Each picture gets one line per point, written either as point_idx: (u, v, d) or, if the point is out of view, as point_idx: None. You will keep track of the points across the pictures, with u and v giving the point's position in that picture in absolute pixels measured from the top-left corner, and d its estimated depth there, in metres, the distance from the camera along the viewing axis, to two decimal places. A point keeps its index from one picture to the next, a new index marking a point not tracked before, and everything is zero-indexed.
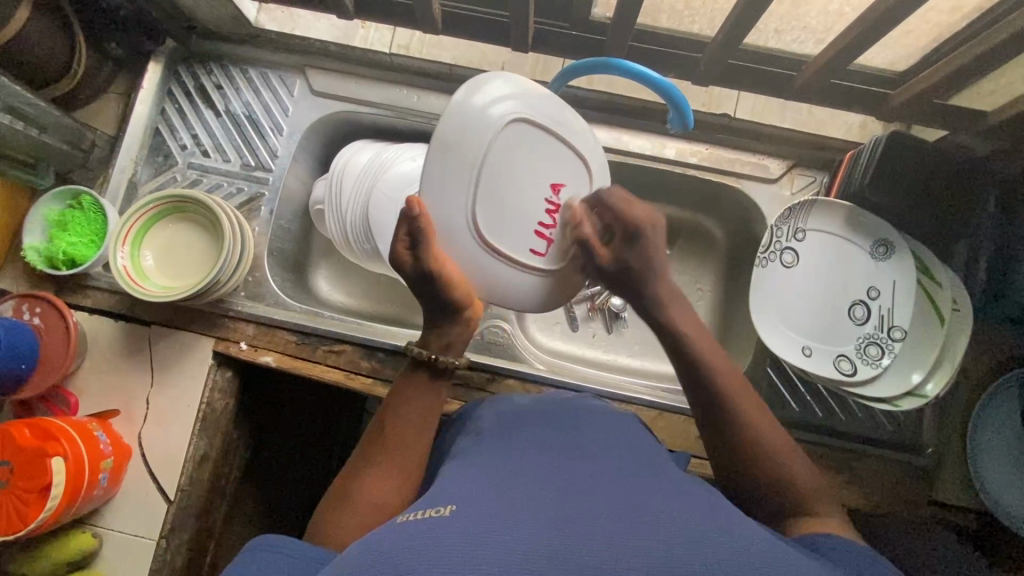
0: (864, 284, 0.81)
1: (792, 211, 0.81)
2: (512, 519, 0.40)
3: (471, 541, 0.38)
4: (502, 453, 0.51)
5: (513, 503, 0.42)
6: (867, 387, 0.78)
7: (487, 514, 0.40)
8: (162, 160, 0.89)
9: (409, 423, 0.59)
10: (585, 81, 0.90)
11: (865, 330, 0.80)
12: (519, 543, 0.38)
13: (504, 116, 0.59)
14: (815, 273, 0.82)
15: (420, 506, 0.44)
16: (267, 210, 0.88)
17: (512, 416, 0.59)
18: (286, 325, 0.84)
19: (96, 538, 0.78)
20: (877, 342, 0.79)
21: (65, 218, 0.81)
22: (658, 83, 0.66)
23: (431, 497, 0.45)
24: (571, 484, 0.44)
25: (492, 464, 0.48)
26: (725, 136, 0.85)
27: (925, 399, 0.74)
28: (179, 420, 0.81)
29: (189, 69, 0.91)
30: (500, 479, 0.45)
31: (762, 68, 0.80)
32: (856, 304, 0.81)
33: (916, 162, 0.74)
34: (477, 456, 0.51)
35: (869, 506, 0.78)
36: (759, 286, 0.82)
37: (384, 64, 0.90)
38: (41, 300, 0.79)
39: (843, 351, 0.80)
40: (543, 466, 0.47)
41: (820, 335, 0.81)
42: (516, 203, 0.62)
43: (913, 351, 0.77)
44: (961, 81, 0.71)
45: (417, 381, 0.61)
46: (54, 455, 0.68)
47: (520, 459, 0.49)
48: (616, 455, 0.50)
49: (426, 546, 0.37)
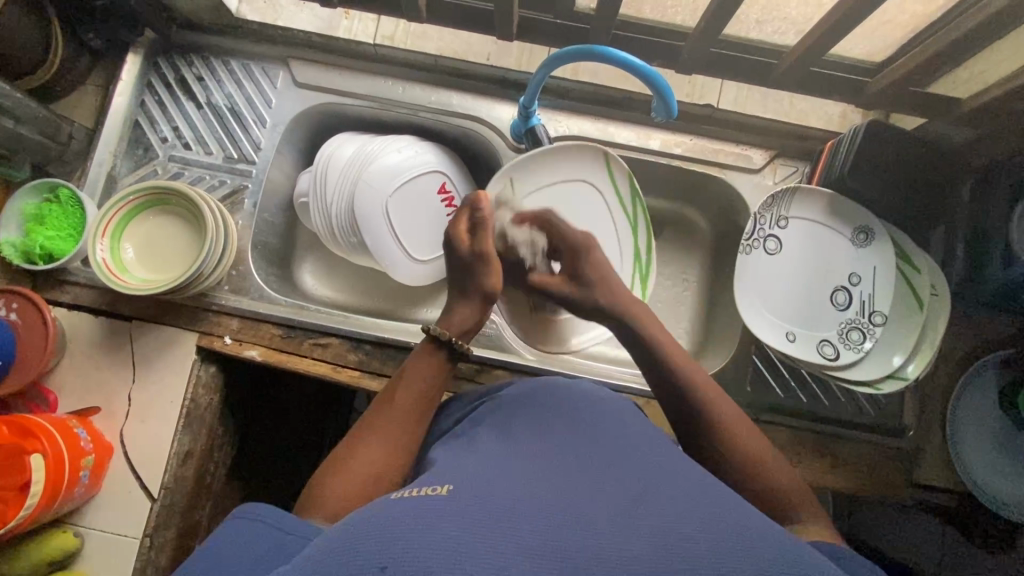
0: (847, 271, 0.82)
1: (776, 200, 0.82)
2: (502, 499, 0.39)
3: (464, 515, 0.37)
4: (496, 438, 0.50)
5: (506, 483, 0.41)
6: (849, 370, 0.80)
7: (479, 492, 0.40)
8: (142, 153, 0.88)
9: (410, 400, 0.61)
10: (571, 71, 0.91)
11: (848, 315, 0.82)
12: (513, 520, 0.37)
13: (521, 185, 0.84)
14: (798, 260, 0.84)
15: (415, 484, 0.43)
16: (250, 203, 0.87)
17: (504, 403, 0.58)
18: (271, 319, 0.83)
19: (77, 537, 0.76)
20: (859, 327, 0.81)
21: (42, 211, 0.80)
22: (643, 70, 0.66)
23: (423, 479, 0.44)
24: (564, 469, 0.44)
25: (492, 448, 0.48)
26: (708, 127, 0.86)
27: (906, 381, 0.77)
28: (163, 416, 0.80)
29: (169, 60, 0.90)
30: (492, 462, 0.45)
31: (746, 57, 0.81)
32: (838, 290, 0.82)
33: (895, 150, 0.75)
34: (476, 442, 0.50)
35: (851, 489, 0.79)
36: (744, 274, 0.82)
37: (367, 55, 0.89)
38: (17, 295, 0.78)
39: (826, 336, 0.81)
40: (537, 450, 0.46)
41: (805, 321, 0.82)
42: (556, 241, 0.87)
43: (893, 334, 0.79)
44: (937, 67, 0.72)
45: (431, 360, 0.64)
46: (32, 452, 0.67)
47: (520, 443, 0.48)
48: (611, 435, 0.50)
49: (420, 522, 0.36)
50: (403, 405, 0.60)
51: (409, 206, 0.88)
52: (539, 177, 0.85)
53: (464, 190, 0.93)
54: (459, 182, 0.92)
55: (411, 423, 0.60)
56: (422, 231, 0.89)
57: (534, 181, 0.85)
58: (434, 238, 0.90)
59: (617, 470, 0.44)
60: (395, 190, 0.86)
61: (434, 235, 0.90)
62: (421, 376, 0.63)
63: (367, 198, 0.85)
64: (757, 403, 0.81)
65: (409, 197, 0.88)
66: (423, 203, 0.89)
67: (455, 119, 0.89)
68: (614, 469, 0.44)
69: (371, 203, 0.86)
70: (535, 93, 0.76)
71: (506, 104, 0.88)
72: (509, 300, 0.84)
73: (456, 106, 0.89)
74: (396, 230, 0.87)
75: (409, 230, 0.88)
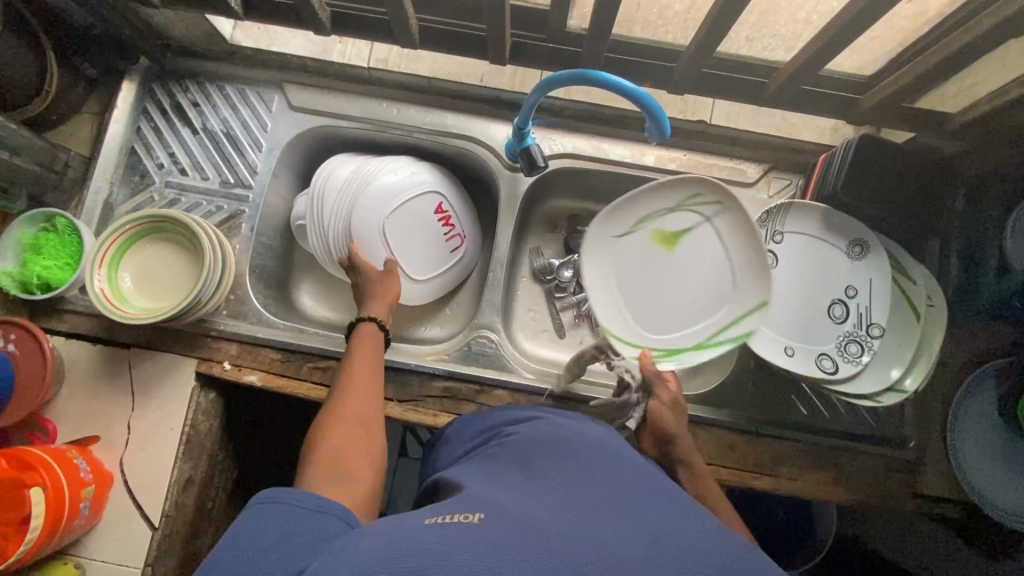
0: (842, 284, 0.82)
1: (770, 214, 0.83)
2: (539, 525, 0.40)
3: (508, 541, 0.38)
4: (520, 470, 0.51)
5: (540, 509, 0.42)
6: (848, 382, 0.79)
7: (517, 519, 0.41)
8: (139, 180, 0.88)
9: (363, 378, 0.67)
10: (564, 91, 0.92)
11: (845, 328, 0.80)
12: (555, 544, 0.38)
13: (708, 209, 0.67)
14: (793, 273, 0.83)
15: (448, 509, 0.44)
16: (247, 227, 0.87)
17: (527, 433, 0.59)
18: (270, 343, 0.83)
19: (78, 568, 0.76)
20: (857, 340, 0.79)
21: (39, 241, 0.80)
22: (634, 93, 0.66)
23: (455, 503, 0.45)
24: (591, 495, 0.45)
25: (522, 480, 0.49)
26: (701, 142, 0.87)
27: (905, 394, 0.77)
28: (163, 444, 0.79)
29: (165, 86, 0.90)
30: (521, 492, 0.46)
31: (737, 73, 0.82)
32: (834, 303, 0.81)
33: (884, 164, 0.76)
34: (499, 477, 0.51)
35: (855, 501, 0.80)
36: None
37: (362, 78, 0.90)
38: (15, 326, 0.78)
39: (824, 350, 0.80)
40: (561, 479, 0.48)
41: (801, 335, 0.81)
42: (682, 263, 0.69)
43: (890, 347, 0.79)
44: (926, 84, 0.73)
45: (365, 340, 0.72)
46: (32, 485, 0.67)
47: (542, 476, 0.49)
48: (631, 467, 0.52)
49: (464, 549, 0.37)
50: (362, 381, 0.67)
51: (406, 225, 0.88)
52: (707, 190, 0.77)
53: (461, 208, 0.92)
54: (457, 202, 0.92)
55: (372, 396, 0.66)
56: (419, 250, 0.89)
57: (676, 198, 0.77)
58: (432, 257, 0.90)
59: (639, 497, 0.46)
60: (391, 211, 0.87)
61: (431, 253, 0.90)
62: (363, 357, 0.70)
63: (363, 221, 0.85)
64: (758, 417, 0.82)
65: (406, 216, 0.88)
66: (419, 222, 0.89)
67: (451, 139, 0.89)
68: (634, 495, 0.46)
69: (366, 227, 0.86)
70: (530, 113, 0.76)
71: (501, 124, 0.89)
72: (628, 245, 0.69)
73: (450, 126, 0.89)
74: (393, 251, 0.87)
75: (406, 250, 0.88)
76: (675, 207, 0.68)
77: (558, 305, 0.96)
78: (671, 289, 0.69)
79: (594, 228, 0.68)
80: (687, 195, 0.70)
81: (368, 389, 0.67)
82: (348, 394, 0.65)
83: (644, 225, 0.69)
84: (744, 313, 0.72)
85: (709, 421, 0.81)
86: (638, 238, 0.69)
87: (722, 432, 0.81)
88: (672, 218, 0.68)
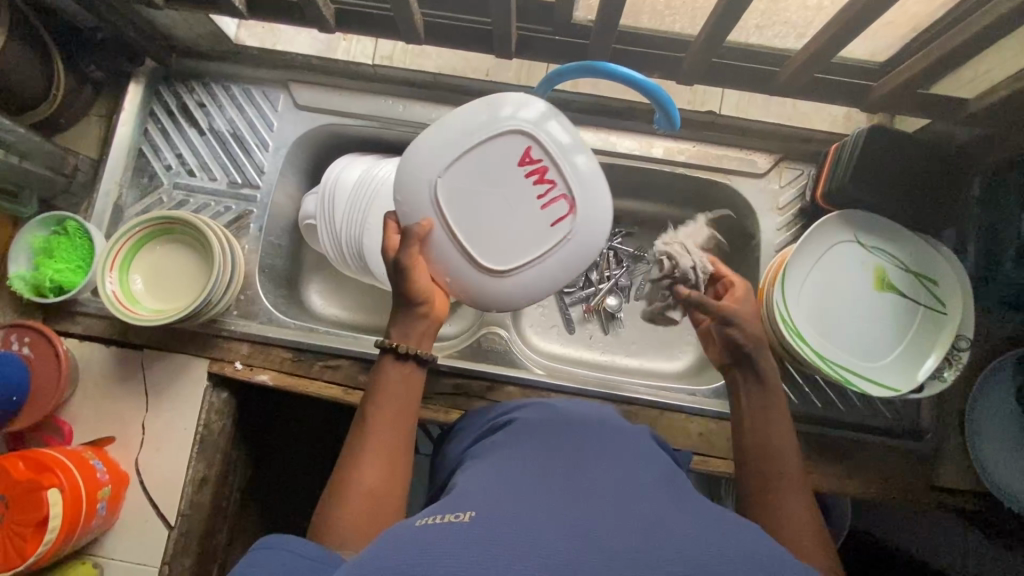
0: (890, 295, 0.80)
1: (827, 221, 0.78)
2: (531, 524, 0.40)
3: (501, 544, 0.38)
4: (515, 460, 0.52)
5: (533, 508, 0.42)
6: (883, 375, 0.78)
7: (508, 517, 0.41)
8: (148, 182, 0.88)
9: (393, 417, 0.61)
10: (571, 85, 0.91)
11: (884, 329, 0.79)
12: (548, 544, 0.38)
13: (909, 271, 0.79)
14: (845, 282, 0.80)
15: (439, 510, 0.44)
16: (256, 227, 0.87)
17: (521, 426, 0.60)
18: (280, 342, 0.83)
19: (96, 567, 0.77)
20: (892, 336, 0.79)
21: (50, 244, 0.80)
22: (644, 84, 0.65)
23: (447, 503, 0.45)
24: (584, 489, 0.45)
25: (517, 472, 0.49)
26: (711, 133, 0.86)
27: (946, 383, 0.75)
28: (177, 444, 0.80)
29: (171, 88, 0.90)
30: (514, 485, 0.46)
31: (745, 64, 0.81)
32: (879, 313, 0.80)
33: (896, 153, 0.75)
34: (495, 465, 0.51)
35: (871, 494, 0.79)
36: (794, 294, 0.78)
37: (367, 75, 0.89)
38: (29, 329, 0.79)
39: (864, 354, 0.79)
40: (554, 473, 0.48)
41: (846, 342, 0.79)
42: (845, 298, 0.80)
43: (922, 339, 0.78)
44: (940, 71, 0.71)
45: (398, 371, 0.63)
46: (49, 487, 0.67)
47: (541, 469, 0.49)
48: (626, 457, 0.52)
49: (456, 550, 0.38)
50: (391, 413, 0.61)
51: (477, 195, 0.65)
52: (904, 244, 0.79)
53: (570, 164, 0.64)
54: (565, 161, 0.64)
55: (404, 434, 0.61)
56: (507, 224, 0.65)
57: (901, 254, 0.80)
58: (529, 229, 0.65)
59: (636, 488, 0.46)
60: (444, 167, 0.64)
61: (526, 227, 0.65)
62: (393, 392, 0.62)
63: (421, 201, 0.65)
64: None
65: (477, 183, 0.64)
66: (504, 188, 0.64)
67: None
68: (629, 487, 0.46)
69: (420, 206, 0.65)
70: None
71: None
72: (845, 263, 0.80)
73: None
74: (460, 236, 0.65)
75: (485, 233, 0.65)
76: (903, 260, 0.79)
77: (568, 299, 0.95)
78: (843, 309, 0.80)
79: (835, 230, 0.79)
80: (893, 244, 0.80)
81: (401, 424, 0.61)
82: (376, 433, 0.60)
83: (873, 264, 0.80)
84: (884, 350, 0.79)
85: (722, 415, 0.81)
86: (866, 275, 0.80)
87: (735, 425, 0.81)
88: (866, 254, 0.80)
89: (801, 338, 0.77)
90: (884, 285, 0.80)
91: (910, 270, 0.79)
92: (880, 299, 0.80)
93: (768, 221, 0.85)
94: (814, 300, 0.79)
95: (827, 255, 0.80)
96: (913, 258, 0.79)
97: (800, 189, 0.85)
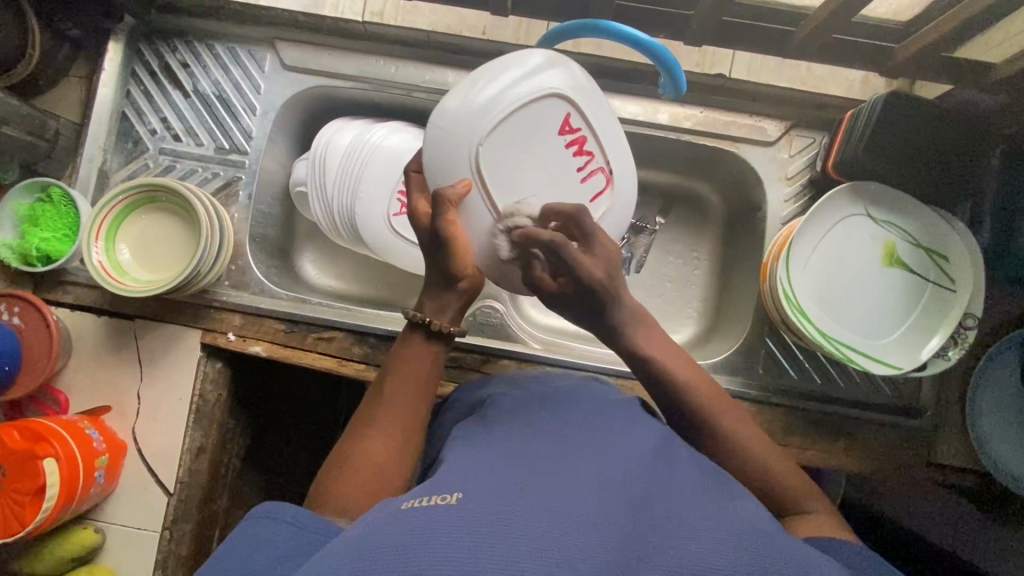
0: (895, 270, 0.77)
1: (837, 192, 0.75)
2: (521, 507, 0.38)
3: (491, 528, 0.36)
4: (505, 438, 0.49)
5: (525, 490, 0.40)
6: (885, 354, 0.76)
7: (497, 500, 0.39)
8: (132, 147, 0.85)
9: (405, 393, 0.56)
10: (572, 44, 0.86)
11: (887, 306, 0.77)
12: (539, 529, 0.36)
13: (917, 243, 0.76)
14: (850, 257, 0.77)
15: (427, 490, 0.42)
16: (245, 195, 0.85)
17: (510, 402, 0.58)
18: (272, 314, 0.82)
19: (98, 532, 0.78)
20: (895, 314, 0.77)
21: (35, 212, 0.78)
22: (648, 44, 0.61)
23: (435, 483, 0.43)
24: (577, 470, 0.43)
25: (506, 450, 0.47)
26: (720, 98, 0.81)
27: (948, 363, 0.73)
28: (172, 414, 0.80)
29: (152, 46, 0.86)
30: (504, 465, 0.44)
31: (759, 24, 0.76)
32: (882, 288, 0.77)
33: (916, 121, 0.71)
34: (484, 443, 0.49)
35: (865, 469, 0.79)
36: (796, 270, 0.76)
37: (359, 33, 0.84)
38: (18, 298, 0.77)
39: (864, 332, 0.77)
40: (546, 451, 0.46)
41: (849, 319, 0.77)
42: (848, 273, 0.77)
43: (927, 317, 0.76)
44: (967, 34, 0.67)
45: (416, 345, 0.58)
46: (45, 456, 0.68)
47: (534, 447, 0.47)
48: (620, 432, 0.50)
49: (444, 534, 0.35)
50: (403, 390, 0.56)
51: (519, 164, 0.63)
52: (915, 215, 0.76)
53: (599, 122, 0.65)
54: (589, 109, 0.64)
55: (417, 412, 0.56)
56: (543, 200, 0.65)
57: (911, 224, 0.76)
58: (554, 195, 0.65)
59: (631, 468, 0.44)
60: (486, 134, 0.60)
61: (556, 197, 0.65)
62: (407, 366, 0.57)
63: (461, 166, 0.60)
64: (770, 386, 0.80)
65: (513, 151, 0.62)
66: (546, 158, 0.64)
67: None
68: (623, 466, 0.44)
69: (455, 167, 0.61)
70: None
71: None
72: (852, 238, 0.77)
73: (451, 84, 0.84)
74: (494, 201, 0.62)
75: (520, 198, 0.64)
76: (913, 233, 0.76)
77: None
78: (847, 286, 0.77)
79: (842, 202, 0.76)
80: (902, 222, 0.77)
81: (414, 401, 0.56)
82: (388, 408, 0.55)
83: (881, 238, 0.77)
84: (884, 328, 0.77)
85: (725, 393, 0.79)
86: (874, 251, 0.77)
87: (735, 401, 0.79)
88: (874, 232, 0.77)
89: (802, 314, 0.74)
90: (891, 261, 0.77)
91: (919, 242, 0.76)
92: (886, 274, 0.77)
93: (776, 192, 0.82)
94: (817, 275, 0.77)
95: (834, 228, 0.76)
96: (926, 228, 0.76)
97: (811, 158, 0.81)
